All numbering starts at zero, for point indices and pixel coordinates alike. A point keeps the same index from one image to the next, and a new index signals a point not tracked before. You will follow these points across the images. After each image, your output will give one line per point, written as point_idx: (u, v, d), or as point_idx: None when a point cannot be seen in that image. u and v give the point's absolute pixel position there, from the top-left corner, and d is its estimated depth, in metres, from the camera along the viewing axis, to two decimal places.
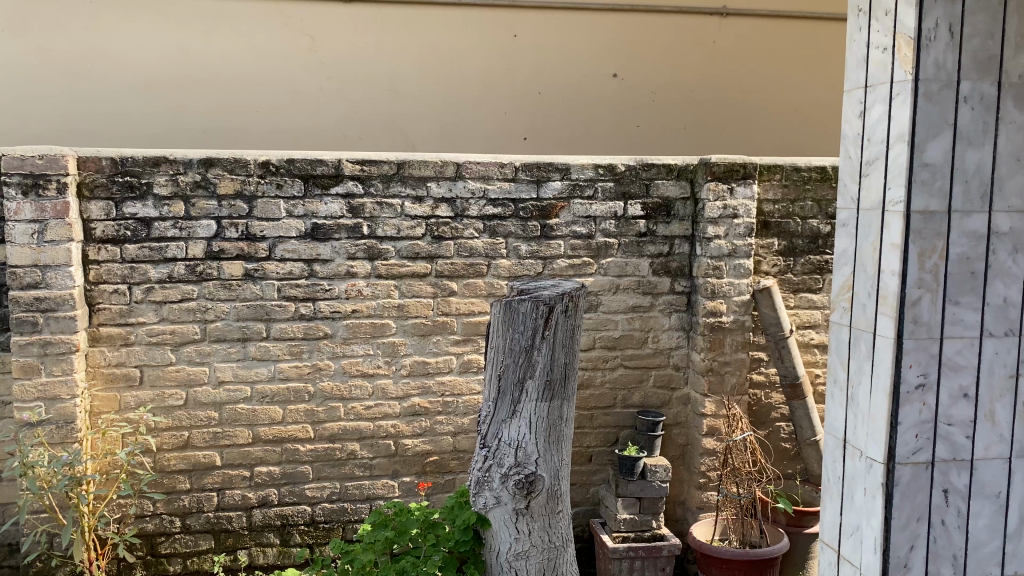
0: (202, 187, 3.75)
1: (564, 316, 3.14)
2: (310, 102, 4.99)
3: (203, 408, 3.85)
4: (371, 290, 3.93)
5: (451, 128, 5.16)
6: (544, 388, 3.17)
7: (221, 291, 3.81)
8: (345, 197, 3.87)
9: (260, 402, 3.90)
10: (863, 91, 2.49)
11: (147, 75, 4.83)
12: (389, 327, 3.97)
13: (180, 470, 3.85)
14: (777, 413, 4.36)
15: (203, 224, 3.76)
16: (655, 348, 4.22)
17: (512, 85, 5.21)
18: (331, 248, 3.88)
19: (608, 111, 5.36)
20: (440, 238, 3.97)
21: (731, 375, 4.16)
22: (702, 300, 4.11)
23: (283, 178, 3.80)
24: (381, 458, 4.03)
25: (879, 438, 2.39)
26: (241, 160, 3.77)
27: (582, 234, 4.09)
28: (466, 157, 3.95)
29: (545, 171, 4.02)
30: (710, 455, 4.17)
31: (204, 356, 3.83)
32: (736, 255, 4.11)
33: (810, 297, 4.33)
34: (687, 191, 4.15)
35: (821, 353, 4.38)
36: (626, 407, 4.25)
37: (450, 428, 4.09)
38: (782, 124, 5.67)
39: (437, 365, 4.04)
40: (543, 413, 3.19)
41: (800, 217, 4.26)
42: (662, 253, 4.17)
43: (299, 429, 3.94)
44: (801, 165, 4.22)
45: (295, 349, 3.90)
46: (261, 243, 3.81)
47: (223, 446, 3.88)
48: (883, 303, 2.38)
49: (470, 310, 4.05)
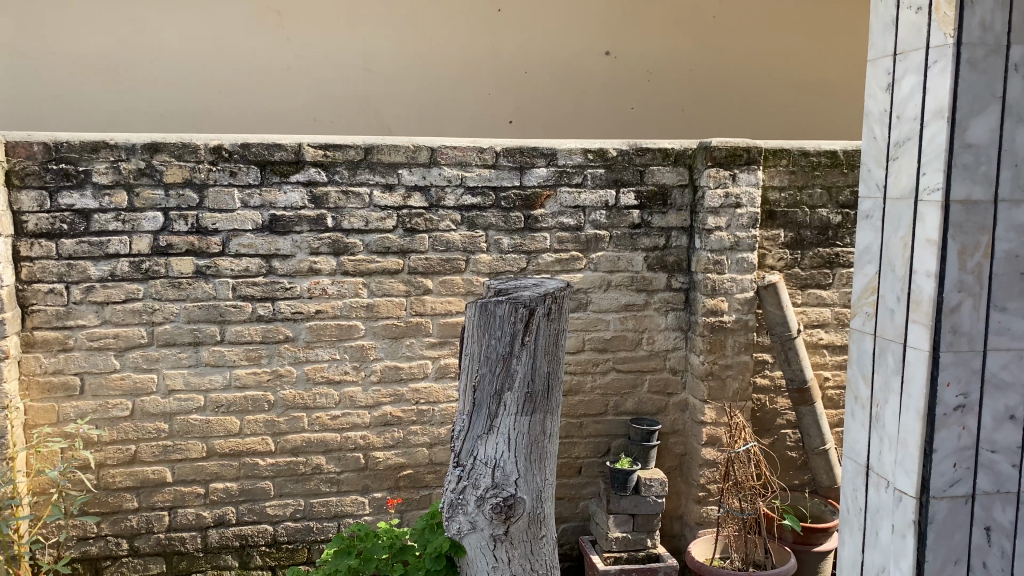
0: (146, 175, 3.37)
1: (547, 320, 2.77)
2: (277, 83, 4.61)
3: (152, 419, 3.50)
4: (337, 289, 3.57)
5: (431, 110, 4.79)
6: (524, 401, 2.80)
7: (170, 290, 3.44)
8: (307, 185, 3.50)
9: (215, 412, 3.54)
10: (891, 60, 2.12)
11: (99, 54, 4.44)
12: (357, 329, 3.61)
13: (127, 487, 3.50)
14: (783, 419, 4.01)
15: (149, 216, 3.39)
16: (650, 350, 3.86)
17: (496, 63, 4.83)
18: (292, 243, 3.51)
19: (599, 91, 4.99)
20: (413, 231, 3.60)
21: (733, 380, 3.80)
22: (702, 298, 3.75)
23: (237, 165, 3.43)
24: (350, 473, 3.68)
25: (911, 467, 2.03)
26: (190, 145, 3.39)
27: (569, 225, 3.72)
28: (441, 141, 3.57)
29: (529, 156, 3.65)
30: (710, 466, 3.81)
31: (151, 361, 3.47)
32: (739, 248, 3.74)
33: (819, 293, 3.98)
34: (685, 177, 3.79)
35: (830, 354, 4.03)
36: (618, 414, 3.89)
37: (426, 439, 3.74)
38: (786, 102, 5.30)
39: (410, 370, 3.69)
40: (523, 429, 2.83)
41: (808, 206, 3.90)
42: (658, 246, 3.80)
43: (258, 441, 3.59)
44: (810, 149, 3.86)
45: (253, 354, 3.54)
46: (213, 237, 3.45)
47: (174, 460, 3.53)
48: (916, 309, 2.01)
49: (447, 310, 3.69)
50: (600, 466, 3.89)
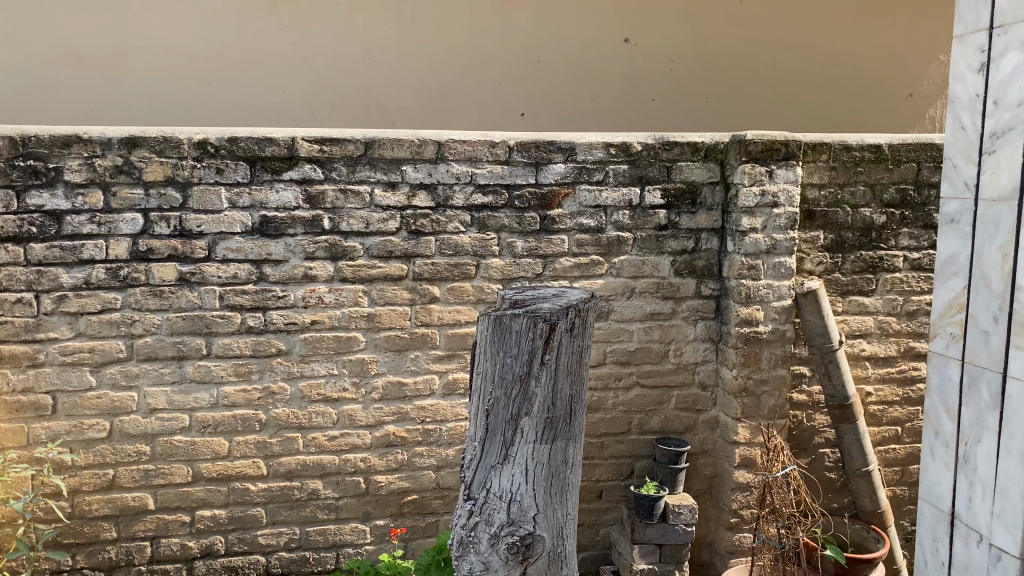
0: (124, 172, 3.05)
1: (570, 336, 2.40)
2: (272, 73, 4.29)
3: (131, 441, 3.18)
4: (334, 298, 3.25)
5: (437, 101, 4.46)
6: (544, 426, 2.43)
7: (151, 299, 3.12)
8: (301, 184, 3.17)
9: (201, 433, 3.23)
10: (986, 34, 1.78)
11: (79, 42, 4.12)
12: (356, 342, 3.29)
13: (105, 516, 3.18)
14: (821, 438, 3.69)
15: (127, 218, 3.07)
16: (677, 363, 3.53)
17: (507, 51, 4.50)
18: (285, 247, 3.19)
19: (617, 81, 4.65)
20: (418, 234, 3.28)
21: (768, 397, 3.48)
22: (736, 306, 3.41)
23: (224, 162, 3.11)
24: (349, 498, 3.36)
25: (1012, 521, 1.70)
26: (173, 139, 3.06)
27: (589, 227, 3.39)
28: (448, 135, 3.24)
29: (545, 151, 3.31)
30: (744, 491, 3.49)
31: (131, 378, 3.15)
32: (776, 251, 3.40)
33: (861, 301, 3.64)
34: (716, 174, 3.45)
35: (873, 367, 3.69)
36: (643, 433, 3.56)
37: (432, 462, 3.41)
38: (818, 92, 4.94)
39: (415, 387, 3.37)
40: (543, 458, 2.46)
41: (850, 205, 3.56)
42: (686, 250, 3.47)
43: (249, 465, 3.27)
44: (852, 143, 3.52)
45: (242, 370, 3.22)
46: (199, 240, 3.13)
47: (157, 486, 3.22)
48: (1018, 332, 1.68)
49: (454, 320, 3.36)
50: (623, 489, 3.56)
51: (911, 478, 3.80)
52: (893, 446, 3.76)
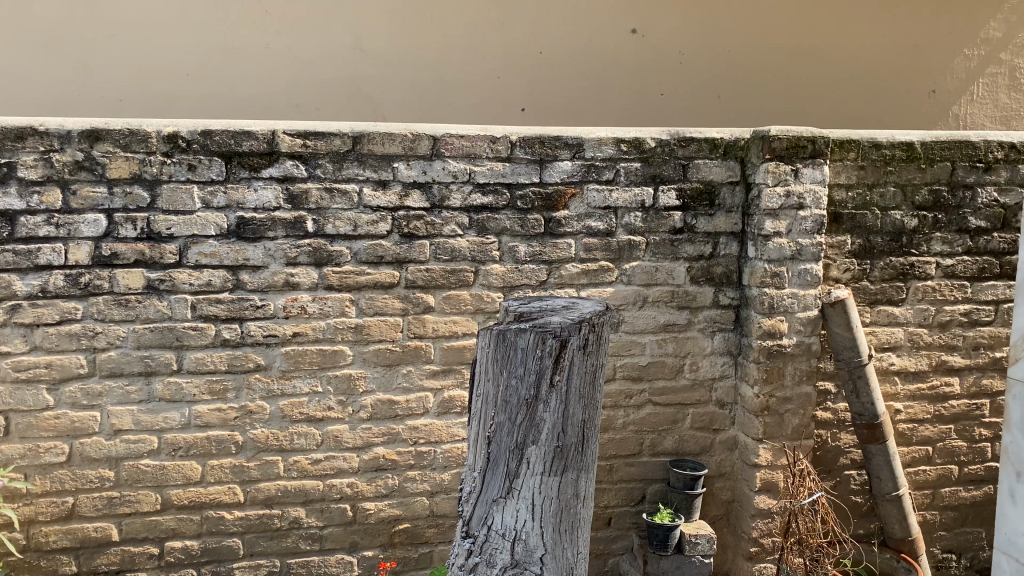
0: (85, 169, 2.75)
1: (583, 355, 2.02)
2: (252, 62, 3.99)
3: (93, 465, 2.88)
4: (318, 307, 2.96)
5: (431, 94, 4.17)
6: (553, 457, 2.03)
7: (115, 309, 2.82)
8: (282, 182, 2.88)
9: (171, 456, 2.93)
10: None
11: (44, 28, 3.82)
12: (343, 355, 3.00)
13: (63, 548, 2.88)
14: (847, 459, 3.41)
15: (88, 219, 2.77)
16: (693, 379, 3.25)
17: (507, 42, 4.21)
18: (264, 251, 2.89)
19: (625, 74, 4.37)
20: (411, 237, 2.98)
21: (792, 415, 3.20)
22: (758, 317, 3.13)
23: (197, 157, 2.81)
24: (335, 528, 3.07)
25: None
26: (140, 132, 2.77)
27: (598, 230, 3.10)
28: (445, 128, 2.95)
29: (550, 147, 3.02)
30: (765, 517, 3.21)
31: (92, 397, 2.85)
32: (801, 258, 3.13)
33: (890, 311, 3.36)
34: (736, 173, 3.17)
35: (902, 383, 3.42)
36: (655, 455, 3.27)
37: (426, 487, 3.12)
38: (837, 88, 4.67)
39: (407, 405, 3.07)
40: (552, 492, 2.04)
41: (879, 208, 3.29)
42: (703, 255, 3.19)
43: (224, 491, 2.97)
44: (882, 140, 3.25)
45: (217, 388, 2.92)
46: (168, 244, 2.83)
47: (122, 515, 2.91)
48: None
49: (451, 332, 3.07)
50: (634, 516, 3.28)
51: (943, 502, 3.52)
52: (924, 467, 3.48)
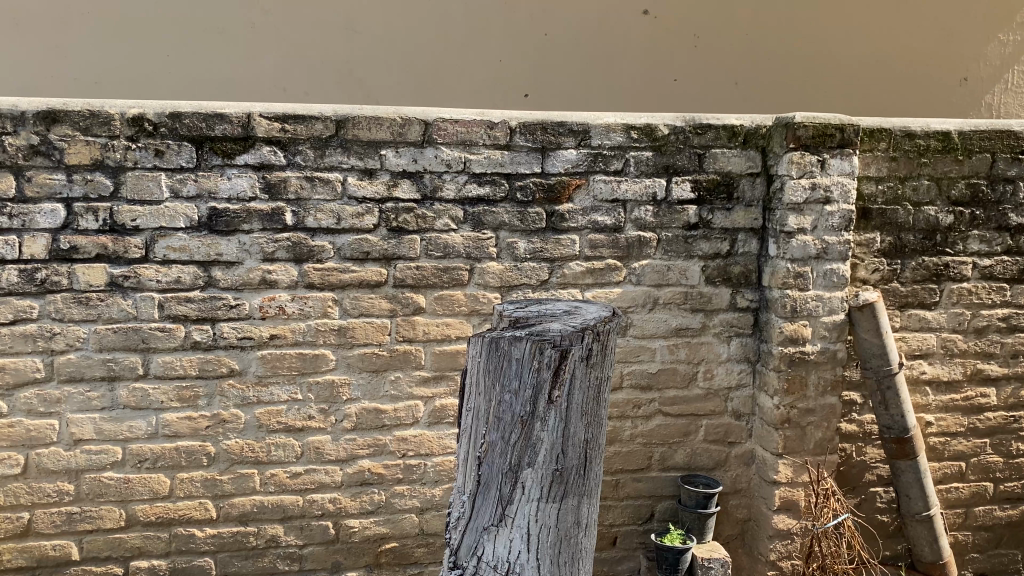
0: (41, 154, 2.50)
1: (587, 367, 1.72)
2: (237, 43, 3.73)
3: (51, 478, 2.63)
4: (298, 307, 2.71)
5: (428, 79, 3.91)
6: (552, 482, 1.73)
7: (74, 308, 2.58)
8: (258, 169, 2.62)
9: (137, 469, 2.68)
10: None
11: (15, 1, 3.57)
12: (325, 360, 2.75)
13: (20, 568, 2.65)
14: (873, 475, 3.14)
15: (45, 210, 2.52)
16: (707, 388, 2.99)
17: (510, 23, 3.95)
18: (238, 246, 2.64)
19: (635, 60, 4.10)
20: (400, 232, 2.73)
21: (815, 429, 2.94)
22: (780, 321, 2.86)
23: (164, 142, 2.56)
24: (315, 547, 2.83)
25: None
26: (101, 114, 2.51)
27: (605, 225, 2.84)
28: (438, 112, 2.69)
29: (553, 134, 2.76)
30: (784, 539, 2.95)
31: (50, 403, 2.61)
32: (827, 257, 2.86)
33: (922, 315, 3.09)
34: (757, 164, 2.90)
35: (934, 394, 3.15)
36: (666, 471, 3.01)
37: (415, 504, 2.87)
38: (862, 75, 4.39)
39: (395, 415, 2.82)
40: (550, 521, 1.74)
41: (911, 202, 3.01)
42: (719, 253, 2.93)
43: (195, 507, 2.73)
44: (916, 129, 2.97)
45: (187, 395, 2.68)
46: (133, 237, 2.58)
47: (83, 532, 2.67)
48: None
49: (443, 335, 2.82)
50: (641, 536, 3.03)
51: (976, 522, 3.25)
52: (957, 485, 3.21)
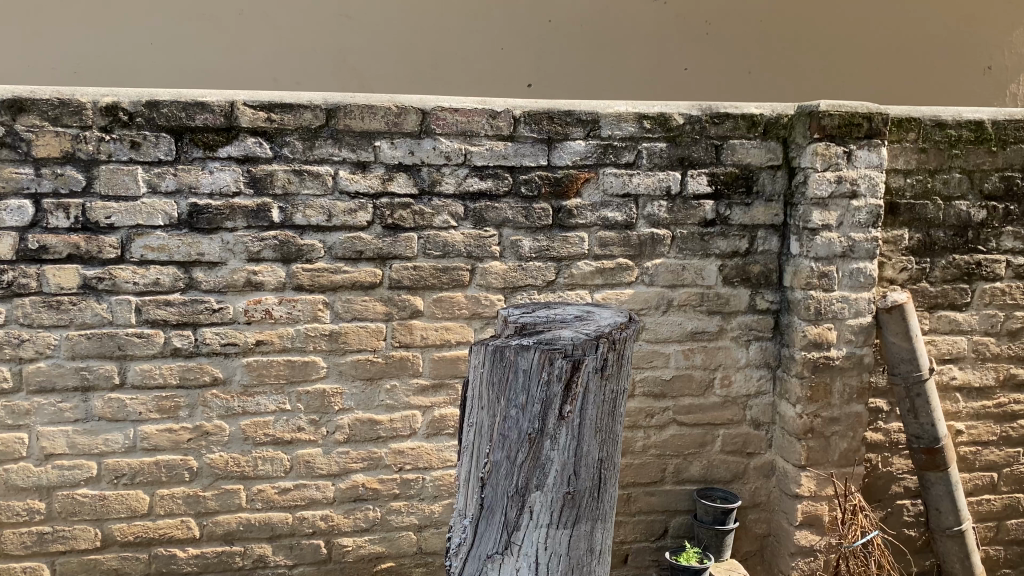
0: (6, 146, 2.31)
1: (602, 378, 1.52)
2: (224, 30, 3.54)
3: (20, 495, 2.45)
4: (286, 311, 2.52)
5: (426, 68, 3.71)
6: (562, 507, 1.53)
7: (44, 313, 2.38)
8: (243, 162, 2.43)
9: (113, 485, 2.49)
10: None
11: None
12: (316, 367, 2.56)
13: None
14: (901, 487, 2.95)
15: (11, 206, 2.33)
16: (724, 396, 2.80)
17: (512, 8, 3.75)
18: (221, 245, 2.45)
19: (644, 47, 3.91)
20: (395, 229, 2.53)
21: (839, 439, 2.75)
22: (803, 324, 2.67)
23: (140, 134, 2.36)
24: (307, 567, 2.64)
25: None
26: (71, 103, 2.32)
27: (616, 221, 2.65)
28: (437, 101, 2.50)
29: (561, 124, 2.57)
30: (807, 556, 2.76)
31: (19, 415, 2.41)
32: (853, 255, 2.67)
33: (952, 317, 2.90)
34: (778, 156, 2.71)
35: (965, 400, 2.96)
36: (680, 484, 2.83)
37: (413, 520, 2.69)
38: (881, 63, 4.20)
39: (391, 426, 2.63)
40: (561, 551, 1.55)
41: (942, 197, 2.82)
42: (738, 251, 2.74)
43: (176, 526, 2.54)
44: (948, 118, 2.78)
45: (167, 405, 2.49)
46: (108, 236, 2.39)
47: (55, 554, 2.48)
48: None
49: (442, 340, 2.63)
50: (654, 553, 2.84)
51: (1009, 536, 3.07)
52: (988, 497, 3.03)
